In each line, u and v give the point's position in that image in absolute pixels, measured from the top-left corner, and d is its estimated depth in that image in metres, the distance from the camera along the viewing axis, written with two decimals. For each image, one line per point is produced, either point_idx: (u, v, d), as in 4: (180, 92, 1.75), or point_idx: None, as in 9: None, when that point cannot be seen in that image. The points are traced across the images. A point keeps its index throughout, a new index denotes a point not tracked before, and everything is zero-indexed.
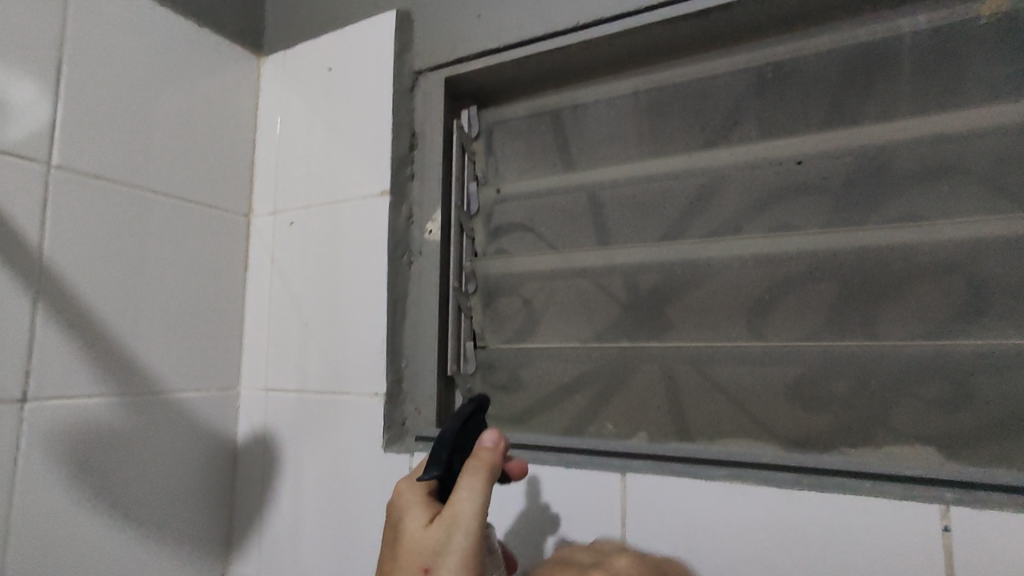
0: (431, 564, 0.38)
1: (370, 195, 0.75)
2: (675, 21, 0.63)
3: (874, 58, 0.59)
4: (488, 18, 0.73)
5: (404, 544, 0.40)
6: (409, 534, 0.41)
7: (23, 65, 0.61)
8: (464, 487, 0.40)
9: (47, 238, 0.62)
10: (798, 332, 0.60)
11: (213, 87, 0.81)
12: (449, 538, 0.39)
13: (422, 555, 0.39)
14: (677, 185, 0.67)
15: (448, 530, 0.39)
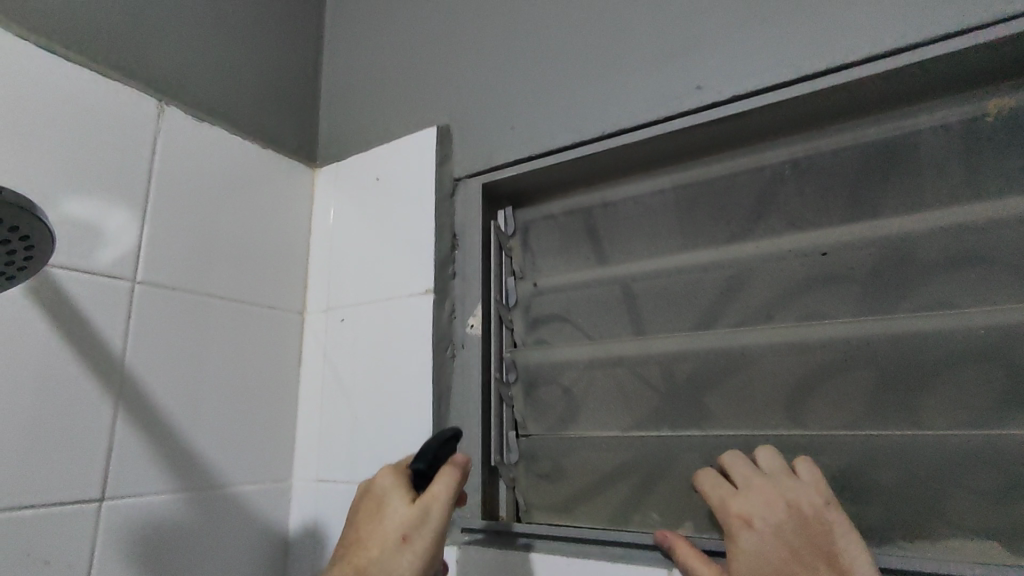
0: (408, 532, 0.53)
1: (415, 293, 0.80)
2: (693, 128, 0.68)
3: (887, 155, 0.63)
4: (521, 130, 0.80)
5: (388, 518, 0.55)
6: (389, 515, 0.55)
7: (118, 197, 0.69)
8: (439, 481, 0.55)
9: (130, 348, 0.68)
10: (839, 420, 0.61)
11: (274, 199, 0.90)
12: (427, 514, 0.54)
13: (403, 527, 0.53)
14: (706, 276, 0.70)
15: (425, 510, 0.54)
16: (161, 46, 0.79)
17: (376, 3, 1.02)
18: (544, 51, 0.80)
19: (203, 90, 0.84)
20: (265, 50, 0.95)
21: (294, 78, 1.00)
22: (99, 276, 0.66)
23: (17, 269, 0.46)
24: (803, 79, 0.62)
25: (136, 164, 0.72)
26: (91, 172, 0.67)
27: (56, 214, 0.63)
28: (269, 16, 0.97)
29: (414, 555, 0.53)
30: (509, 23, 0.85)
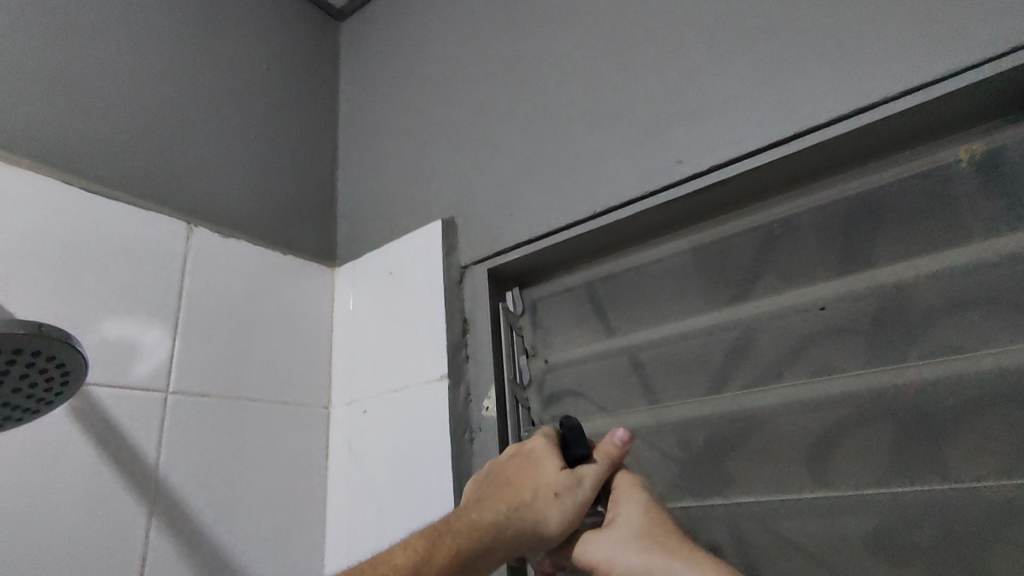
0: (560, 489, 0.55)
1: (431, 379, 0.82)
2: (679, 199, 0.71)
3: (871, 207, 0.64)
4: (520, 216, 0.84)
5: (539, 475, 0.56)
6: (546, 470, 0.56)
7: (152, 314, 0.75)
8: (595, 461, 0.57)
9: (162, 456, 0.72)
10: (865, 477, 0.59)
11: (297, 300, 0.95)
12: (578, 481, 0.56)
13: (559, 485, 0.55)
14: (711, 339, 0.71)
15: (577, 479, 0.56)
16: (188, 177, 0.88)
17: (382, 114, 1.12)
18: (534, 142, 0.86)
19: (227, 210, 0.92)
20: (283, 166, 1.04)
21: (312, 187, 1.08)
22: (136, 390, 0.71)
23: (54, 392, 0.50)
24: (775, 144, 0.65)
25: (167, 283, 0.78)
26: (127, 294, 0.73)
27: (96, 336, 0.69)
28: (287, 136, 1.07)
29: (564, 513, 0.54)
30: (500, 120, 0.92)
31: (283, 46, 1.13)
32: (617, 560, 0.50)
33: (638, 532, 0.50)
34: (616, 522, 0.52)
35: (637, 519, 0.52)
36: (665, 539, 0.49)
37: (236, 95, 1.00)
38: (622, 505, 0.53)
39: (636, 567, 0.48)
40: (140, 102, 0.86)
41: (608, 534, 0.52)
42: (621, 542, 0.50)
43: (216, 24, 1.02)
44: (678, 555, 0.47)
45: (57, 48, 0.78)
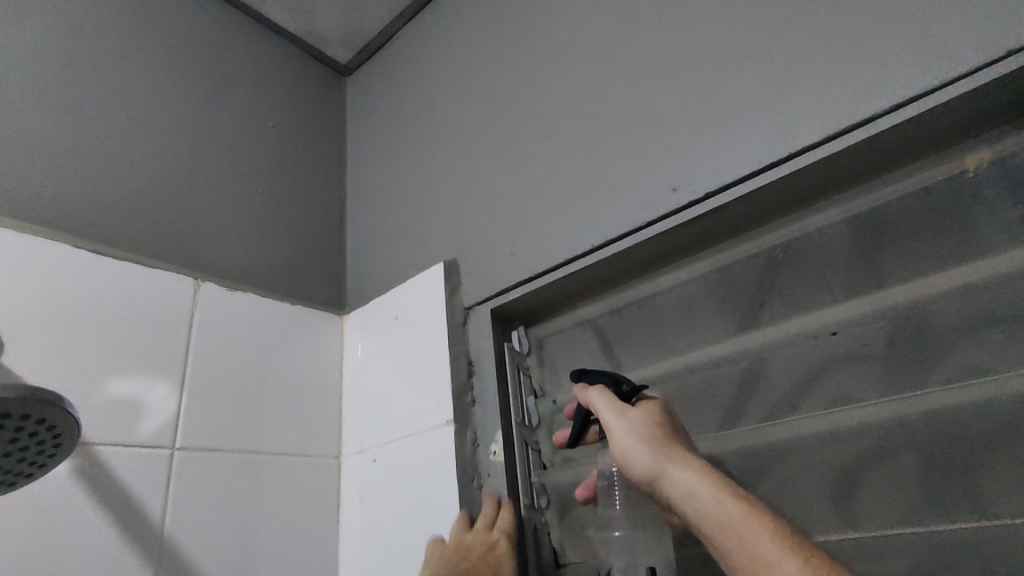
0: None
1: (437, 425, 0.81)
2: (676, 228, 0.69)
3: (876, 225, 0.62)
4: (520, 254, 0.83)
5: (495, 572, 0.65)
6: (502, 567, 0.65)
7: (159, 371, 0.76)
8: (604, 409, 0.61)
9: (168, 515, 0.71)
10: (894, 516, 0.54)
11: (306, 349, 0.95)
12: None
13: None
14: (721, 371, 0.68)
15: None
16: (197, 235, 0.91)
17: (387, 162, 1.14)
18: (531, 179, 0.86)
19: (236, 264, 0.94)
20: (291, 218, 1.06)
21: (320, 237, 1.10)
22: (142, 447, 0.71)
23: (47, 456, 0.51)
24: (769, 167, 0.63)
25: (174, 339, 0.79)
26: (133, 352, 0.75)
27: (102, 396, 0.70)
28: (295, 189, 1.10)
29: None
30: (498, 160, 0.92)
31: (290, 104, 1.17)
32: (628, 458, 0.56)
33: (643, 436, 0.57)
34: (623, 429, 0.58)
35: (641, 427, 0.57)
36: (667, 444, 0.56)
37: (243, 153, 1.04)
38: (628, 410, 0.59)
39: (642, 466, 0.55)
40: (150, 167, 0.89)
41: (616, 427, 0.59)
42: (630, 445, 0.56)
43: (224, 88, 1.06)
44: (677, 460, 0.54)
45: (70, 122, 0.83)
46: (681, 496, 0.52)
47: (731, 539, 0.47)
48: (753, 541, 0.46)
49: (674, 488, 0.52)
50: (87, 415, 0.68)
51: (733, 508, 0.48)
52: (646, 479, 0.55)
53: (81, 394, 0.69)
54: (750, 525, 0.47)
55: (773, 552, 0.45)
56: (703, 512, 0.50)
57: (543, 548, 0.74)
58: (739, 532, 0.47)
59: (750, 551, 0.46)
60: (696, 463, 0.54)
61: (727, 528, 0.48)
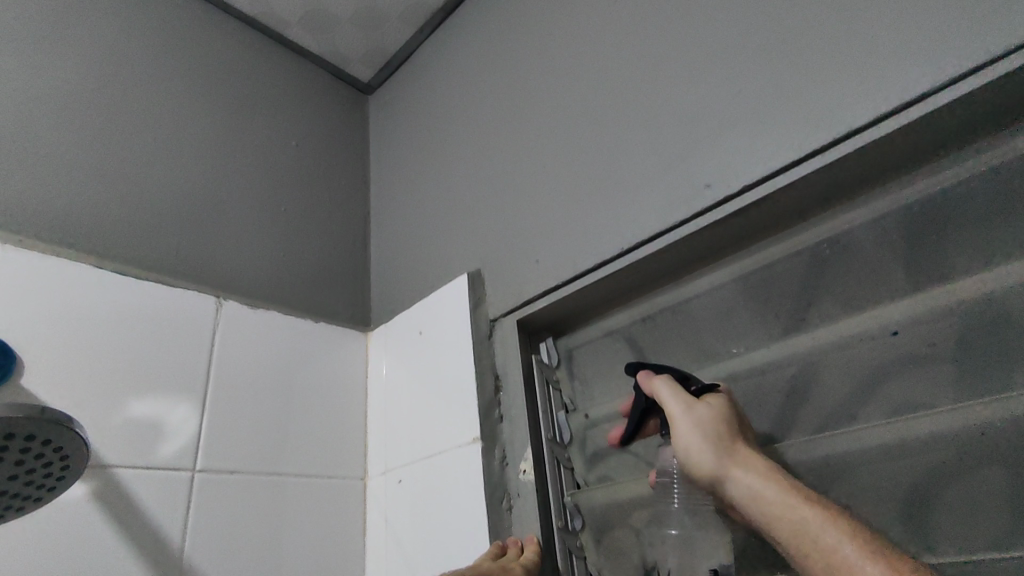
0: None
1: (463, 443, 0.77)
2: (711, 226, 0.65)
3: (936, 212, 0.56)
4: (545, 261, 0.80)
5: None
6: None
7: (180, 391, 0.75)
8: (672, 404, 0.58)
9: (188, 540, 0.69)
10: (978, 538, 0.48)
11: (330, 367, 0.93)
12: None
13: None
14: (767, 378, 0.62)
15: None
16: (219, 254, 0.90)
17: (409, 177, 1.12)
18: (554, 185, 0.83)
19: (259, 282, 0.93)
20: (315, 236, 1.05)
21: (344, 254, 1.09)
22: (161, 470, 0.70)
23: (57, 480, 0.49)
24: (810, 155, 0.58)
25: (195, 358, 0.78)
26: (153, 373, 0.74)
27: (121, 417, 0.69)
28: (318, 207, 1.09)
29: None
30: (519, 166, 0.89)
31: (312, 124, 1.18)
32: (691, 454, 0.55)
33: (709, 432, 0.55)
34: (687, 423, 0.56)
35: (707, 422, 0.56)
36: (732, 441, 0.54)
37: (266, 173, 1.04)
38: (693, 402, 0.57)
39: (704, 464, 0.54)
40: (173, 189, 0.89)
41: (680, 420, 0.57)
42: (693, 441, 0.55)
43: (246, 110, 1.07)
44: (742, 459, 0.53)
45: (93, 148, 0.83)
46: (746, 496, 0.51)
47: (800, 540, 0.47)
48: (823, 541, 0.46)
49: (737, 487, 0.52)
50: (106, 437, 0.67)
51: (808, 514, 0.48)
52: (706, 477, 0.54)
53: (100, 415, 0.67)
54: (820, 527, 0.47)
55: (844, 551, 0.45)
56: (769, 512, 0.49)
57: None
58: (808, 533, 0.47)
59: (820, 551, 0.46)
60: (762, 463, 0.53)
61: (794, 527, 0.48)
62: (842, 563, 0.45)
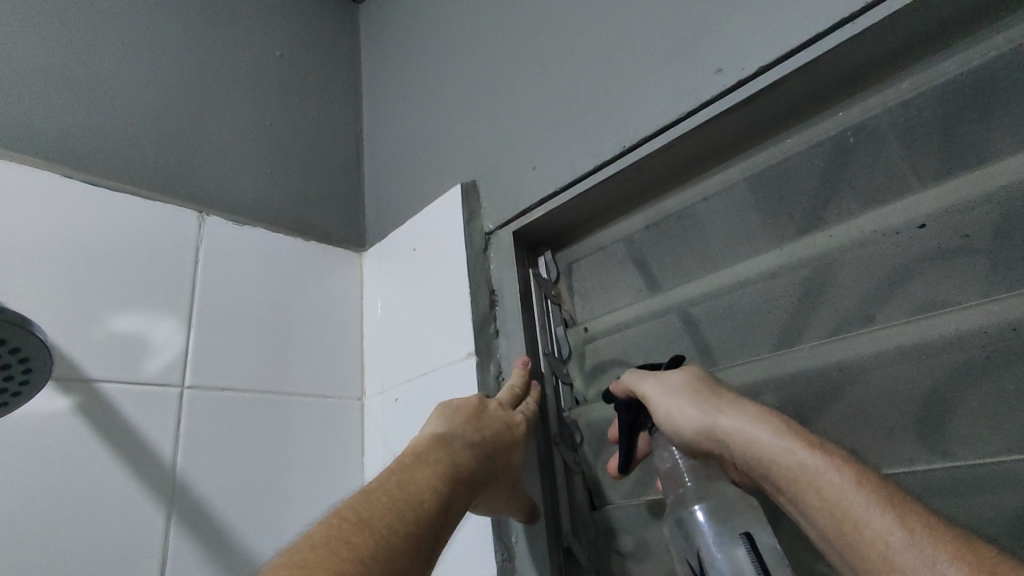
0: (509, 487, 0.58)
1: (457, 359, 0.74)
2: (721, 117, 0.58)
3: (979, 87, 0.49)
4: (542, 167, 0.74)
5: (504, 473, 0.57)
6: (507, 473, 0.58)
7: (165, 310, 0.73)
8: (646, 386, 0.54)
9: (179, 455, 0.68)
10: (999, 441, 0.44)
11: (323, 287, 0.90)
12: (517, 497, 0.59)
13: (508, 485, 0.58)
14: (778, 283, 0.58)
15: (517, 489, 0.59)
16: (201, 169, 0.85)
17: (400, 87, 1.06)
18: (551, 82, 0.76)
19: (245, 199, 0.89)
20: (304, 152, 1.00)
21: (336, 173, 1.04)
22: (149, 385, 0.68)
23: (19, 386, 0.47)
24: (840, 24, 0.51)
25: (179, 275, 0.76)
26: (135, 289, 0.71)
27: (104, 333, 0.67)
28: (306, 121, 1.03)
29: (491, 509, 0.58)
30: (514, 65, 0.82)
31: (298, 33, 1.10)
32: (674, 418, 0.50)
33: (689, 392, 0.51)
34: (664, 393, 0.52)
35: (681, 386, 0.52)
36: (712, 394, 0.50)
37: (250, 85, 0.98)
38: (662, 374, 0.54)
39: (690, 423, 0.50)
40: (146, 98, 0.84)
41: (653, 394, 0.53)
42: (675, 404, 0.51)
43: (225, 14, 1.00)
44: (727, 406, 0.49)
45: (56, 49, 0.77)
46: (739, 443, 0.47)
47: (798, 481, 0.43)
48: (822, 483, 0.42)
49: (728, 436, 0.48)
50: (87, 351, 0.65)
51: (806, 457, 0.43)
52: (697, 435, 0.49)
53: (80, 329, 0.65)
54: (818, 467, 0.43)
55: (847, 491, 0.41)
56: (764, 457, 0.45)
57: (577, 489, 0.68)
58: (805, 474, 0.43)
59: (817, 491, 0.42)
60: (747, 406, 0.49)
61: (790, 471, 0.44)
62: (843, 505, 0.41)
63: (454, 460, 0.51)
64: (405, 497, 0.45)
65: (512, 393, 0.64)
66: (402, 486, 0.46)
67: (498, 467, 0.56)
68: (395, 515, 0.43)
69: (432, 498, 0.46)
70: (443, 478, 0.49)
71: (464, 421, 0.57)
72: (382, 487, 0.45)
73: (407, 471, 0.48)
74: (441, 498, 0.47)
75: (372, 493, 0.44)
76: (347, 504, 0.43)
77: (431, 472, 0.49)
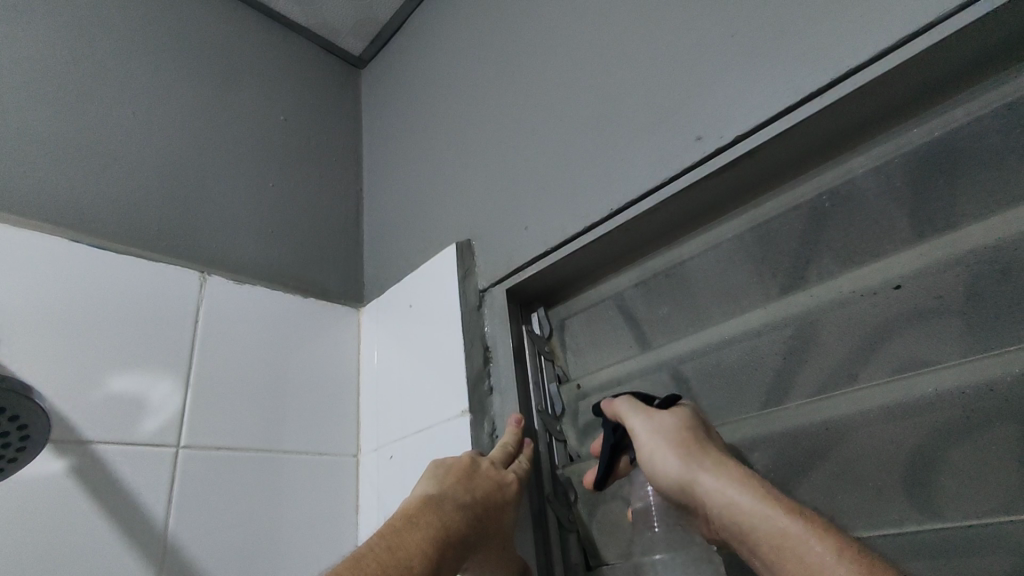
0: (499, 550, 0.57)
1: (451, 417, 0.74)
2: (700, 183, 0.61)
3: (943, 157, 0.52)
4: (533, 227, 0.76)
5: (495, 535, 0.57)
6: (497, 537, 0.57)
7: (162, 369, 0.74)
8: (637, 423, 0.54)
9: (172, 517, 0.67)
10: (984, 503, 0.44)
11: (321, 343, 0.91)
12: (507, 561, 0.58)
13: (499, 548, 0.57)
14: (763, 342, 0.59)
15: (508, 551, 0.59)
16: (204, 230, 0.88)
17: (400, 148, 1.10)
18: (542, 147, 0.80)
19: (246, 257, 0.91)
20: (305, 212, 1.03)
21: (337, 231, 1.07)
22: (144, 446, 0.68)
23: (16, 451, 0.47)
24: (807, 99, 0.54)
25: (179, 333, 0.77)
26: (136, 349, 0.73)
27: (102, 393, 0.68)
28: (308, 182, 1.07)
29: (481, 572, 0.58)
30: (507, 129, 0.86)
31: (302, 98, 1.15)
32: (656, 465, 0.52)
33: (673, 439, 0.51)
34: (650, 433, 0.53)
35: (669, 430, 0.52)
36: (697, 446, 0.51)
37: (254, 148, 1.02)
38: (654, 413, 0.54)
39: (671, 473, 0.51)
40: (155, 164, 0.87)
41: (641, 432, 0.54)
42: (658, 449, 0.52)
43: (233, 83, 1.05)
44: (710, 463, 0.49)
45: (71, 121, 0.82)
46: (719, 505, 0.47)
47: (780, 548, 0.43)
48: (803, 551, 0.42)
49: (707, 495, 0.48)
50: (84, 412, 0.66)
51: (786, 524, 0.43)
52: (675, 485, 0.51)
53: (79, 391, 0.66)
54: (799, 533, 0.43)
55: (828, 560, 0.41)
56: (744, 521, 0.46)
57: (572, 549, 0.68)
58: (786, 540, 0.43)
59: (799, 559, 0.42)
60: (731, 467, 0.49)
61: (770, 536, 0.44)
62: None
63: (445, 523, 0.51)
64: (393, 563, 0.45)
65: (505, 450, 0.64)
66: (392, 550, 0.46)
67: (489, 529, 0.56)
68: None
69: (422, 564, 0.46)
70: (433, 542, 0.49)
71: (456, 481, 0.57)
72: (371, 552, 0.46)
73: (397, 535, 0.48)
74: (430, 564, 0.47)
75: (360, 558, 0.45)
76: (336, 569, 0.44)
77: (421, 536, 0.49)
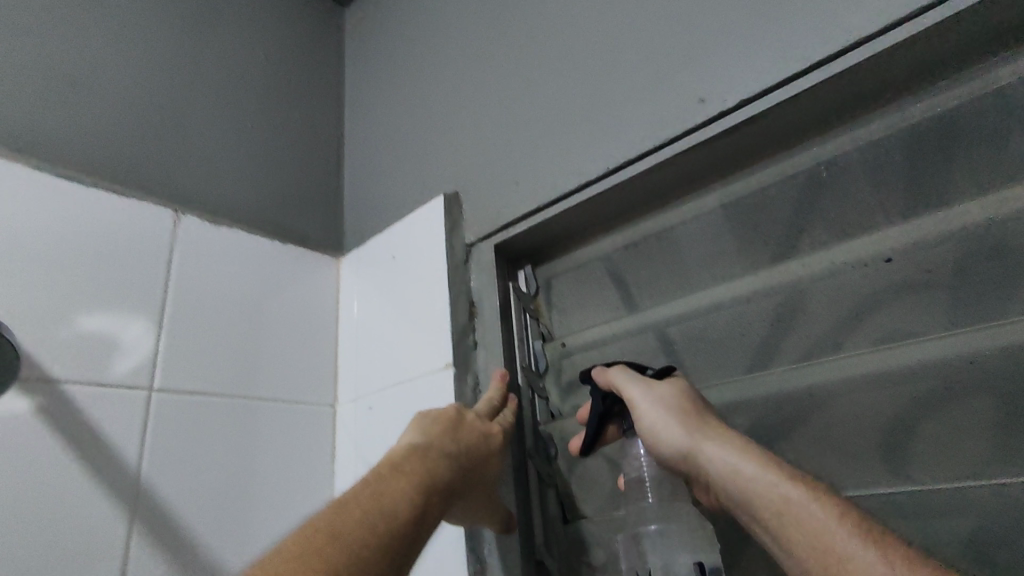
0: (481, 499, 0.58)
1: (435, 370, 0.74)
2: (701, 146, 0.60)
3: (943, 134, 0.52)
4: (526, 182, 0.75)
5: (478, 484, 0.58)
6: (480, 485, 0.58)
7: (134, 310, 0.71)
8: (636, 392, 0.55)
9: (145, 461, 0.66)
10: (953, 468, 0.47)
11: (299, 291, 0.89)
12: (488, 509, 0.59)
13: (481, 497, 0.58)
14: (752, 308, 0.60)
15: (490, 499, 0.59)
16: (177, 167, 0.84)
17: (384, 92, 1.05)
18: (537, 99, 0.77)
19: (221, 198, 0.87)
20: (284, 154, 0.99)
21: (316, 176, 1.03)
22: (115, 388, 0.66)
23: None
24: (817, 65, 0.53)
25: (151, 273, 0.74)
26: (105, 288, 0.69)
27: (70, 332, 0.65)
28: (287, 123, 1.02)
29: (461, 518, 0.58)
30: (500, 78, 0.83)
31: (281, 32, 1.09)
32: (659, 433, 0.52)
33: (675, 409, 0.52)
34: (651, 403, 0.53)
35: (670, 400, 0.53)
36: (699, 416, 0.52)
37: (230, 83, 0.96)
38: (653, 383, 0.54)
39: (674, 441, 0.51)
40: (124, 93, 0.82)
41: (642, 402, 0.54)
42: (661, 418, 0.52)
43: (207, 10, 0.98)
44: (712, 433, 0.50)
45: (30, 38, 0.75)
46: (722, 472, 0.48)
47: (783, 514, 0.44)
48: (805, 516, 0.44)
49: (710, 462, 0.49)
50: (51, 351, 0.63)
51: (789, 491, 0.45)
52: (676, 453, 0.51)
53: (45, 329, 0.63)
54: (800, 500, 0.44)
55: (830, 524, 0.42)
56: (744, 486, 0.47)
57: (550, 501, 0.69)
58: (787, 506, 0.45)
59: (800, 524, 0.43)
60: (733, 437, 0.50)
61: (773, 502, 0.45)
62: (826, 539, 0.42)
63: (430, 472, 0.51)
64: (378, 510, 0.45)
65: (490, 404, 0.64)
66: (377, 497, 0.46)
67: (473, 479, 0.57)
68: (368, 528, 0.43)
69: (407, 512, 0.47)
70: (418, 491, 0.49)
71: (442, 431, 0.57)
72: (356, 499, 0.46)
73: (382, 482, 0.48)
74: (415, 512, 0.47)
75: (345, 505, 0.45)
76: (321, 515, 0.43)
77: (406, 485, 0.49)
